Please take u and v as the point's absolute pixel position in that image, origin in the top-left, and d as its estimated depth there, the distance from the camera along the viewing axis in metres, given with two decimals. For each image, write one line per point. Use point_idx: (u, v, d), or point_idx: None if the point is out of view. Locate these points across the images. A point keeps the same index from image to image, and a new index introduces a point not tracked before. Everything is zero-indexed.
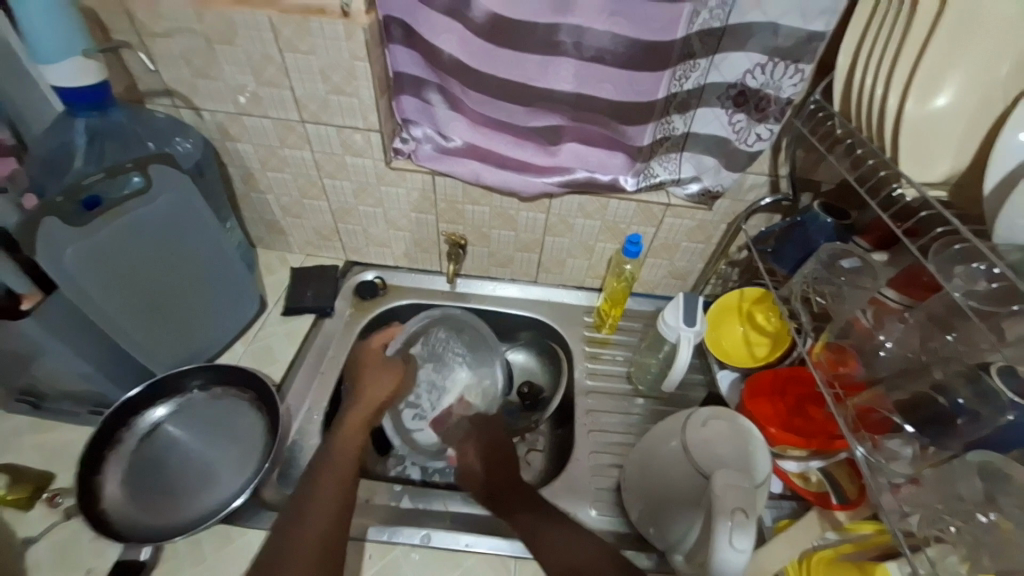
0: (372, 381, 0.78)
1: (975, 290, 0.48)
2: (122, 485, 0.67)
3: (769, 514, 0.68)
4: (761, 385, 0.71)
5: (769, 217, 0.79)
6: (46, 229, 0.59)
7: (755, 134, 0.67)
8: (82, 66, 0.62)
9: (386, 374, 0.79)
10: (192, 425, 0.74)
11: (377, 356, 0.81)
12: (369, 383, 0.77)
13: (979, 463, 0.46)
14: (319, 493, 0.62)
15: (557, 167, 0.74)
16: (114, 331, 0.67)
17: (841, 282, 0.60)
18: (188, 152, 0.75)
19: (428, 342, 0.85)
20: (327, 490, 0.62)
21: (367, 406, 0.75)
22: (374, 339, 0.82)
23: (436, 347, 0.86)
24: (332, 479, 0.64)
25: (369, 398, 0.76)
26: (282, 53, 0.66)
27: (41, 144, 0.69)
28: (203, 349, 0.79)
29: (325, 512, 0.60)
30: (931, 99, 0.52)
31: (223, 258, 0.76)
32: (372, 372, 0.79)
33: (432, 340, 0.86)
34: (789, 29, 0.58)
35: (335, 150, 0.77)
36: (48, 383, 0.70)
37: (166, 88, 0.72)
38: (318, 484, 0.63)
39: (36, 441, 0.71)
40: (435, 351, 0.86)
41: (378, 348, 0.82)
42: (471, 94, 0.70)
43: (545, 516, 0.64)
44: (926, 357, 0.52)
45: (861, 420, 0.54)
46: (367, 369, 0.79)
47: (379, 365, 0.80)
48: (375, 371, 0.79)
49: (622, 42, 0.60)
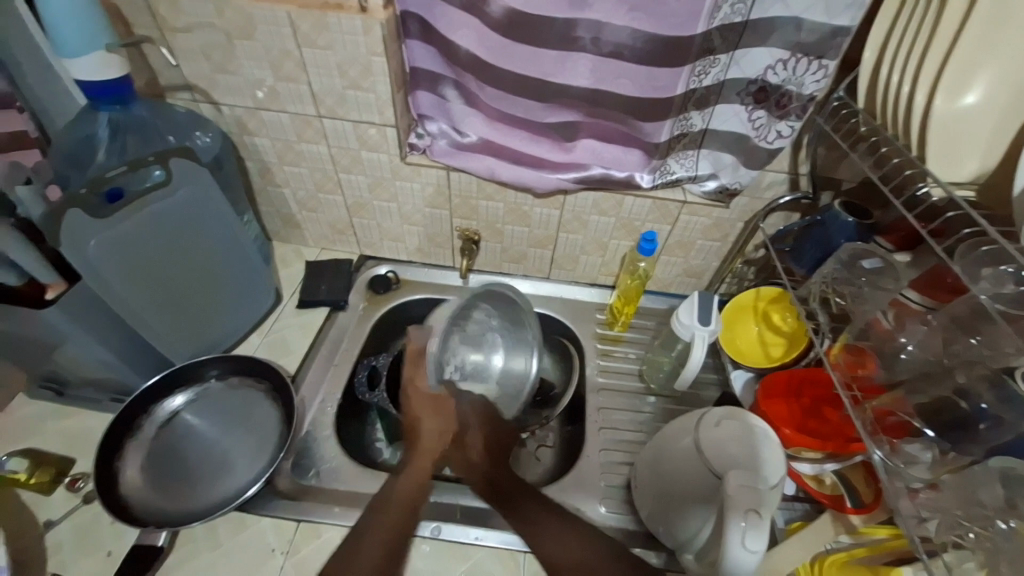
0: (428, 430, 0.73)
1: (1002, 293, 0.47)
2: (142, 471, 0.69)
3: (781, 515, 0.67)
4: (777, 387, 0.70)
5: (787, 216, 0.77)
6: (71, 220, 0.60)
7: (775, 131, 0.66)
8: (105, 61, 0.63)
9: (439, 417, 0.74)
10: (208, 414, 0.75)
11: (423, 396, 0.75)
12: (427, 432, 0.73)
13: (1000, 469, 0.45)
14: (377, 529, 0.61)
15: (572, 163, 0.74)
16: (135, 321, 0.68)
17: (862, 284, 0.59)
18: (207, 146, 0.76)
19: (465, 324, 0.79)
20: (386, 521, 0.61)
21: (429, 457, 0.71)
22: (413, 374, 0.75)
23: (474, 327, 0.81)
24: (393, 513, 0.63)
25: (427, 448, 0.72)
26: (300, 48, 0.66)
27: (65, 137, 0.70)
28: (221, 341, 0.81)
29: (384, 545, 0.59)
30: (960, 96, 0.51)
31: (240, 250, 0.77)
32: (427, 418, 0.74)
33: (468, 319, 0.80)
34: (813, 24, 0.57)
35: (351, 145, 0.77)
36: (71, 371, 0.71)
37: (186, 82, 0.73)
38: (380, 517, 0.62)
39: (58, 426, 0.73)
40: (470, 329, 0.80)
41: (420, 386, 0.75)
42: (487, 90, 0.69)
43: (543, 508, 0.63)
44: (948, 361, 0.52)
45: (879, 424, 0.52)
46: (420, 414, 0.74)
47: (430, 409, 0.74)
48: (428, 416, 0.74)
49: (641, 37, 0.60)
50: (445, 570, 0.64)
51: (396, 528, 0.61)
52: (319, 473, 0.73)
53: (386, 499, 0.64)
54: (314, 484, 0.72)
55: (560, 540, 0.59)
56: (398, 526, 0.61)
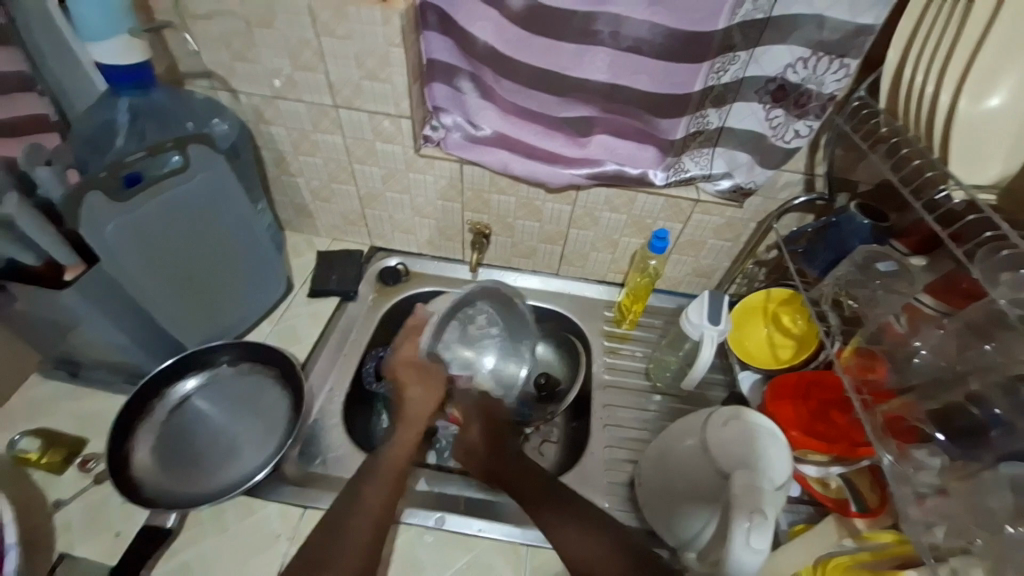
0: (413, 397, 0.75)
1: (1021, 298, 0.46)
2: (153, 453, 0.70)
3: (785, 518, 0.67)
4: (784, 389, 0.70)
5: (801, 217, 0.77)
6: (89, 204, 0.60)
7: (793, 130, 0.66)
8: (126, 45, 0.64)
9: (426, 385, 0.76)
10: (219, 399, 0.76)
11: (411, 365, 0.77)
12: (411, 400, 0.75)
13: (1012, 478, 0.44)
14: (363, 504, 0.62)
15: (586, 159, 0.74)
16: (149, 304, 0.69)
17: (876, 287, 0.59)
18: (225, 133, 0.77)
19: (462, 316, 0.82)
20: (374, 498, 0.62)
21: (415, 423, 0.73)
22: (404, 347, 0.78)
23: (470, 321, 0.83)
24: (385, 480, 0.65)
25: (414, 416, 0.74)
26: (319, 37, 0.66)
27: (85, 121, 0.71)
28: (232, 326, 0.82)
29: (372, 520, 0.61)
30: (985, 99, 0.50)
31: (255, 236, 0.78)
32: (414, 386, 0.76)
33: (468, 314, 0.83)
34: (835, 23, 0.56)
35: (366, 136, 0.77)
36: (85, 353, 0.72)
37: (206, 70, 0.74)
38: (369, 480, 0.64)
39: (71, 407, 0.74)
40: (467, 324, 0.83)
41: (409, 357, 0.78)
42: (504, 83, 0.69)
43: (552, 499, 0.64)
44: (962, 366, 0.51)
45: (890, 428, 0.53)
46: (405, 382, 0.76)
47: (416, 377, 0.76)
48: (414, 383, 0.76)
49: (660, 32, 0.59)
50: (447, 561, 0.65)
51: (384, 505, 0.62)
52: (325, 461, 0.74)
53: (374, 473, 0.65)
54: (320, 472, 0.73)
55: (570, 536, 0.60)
56: (385, 503, 0.62)
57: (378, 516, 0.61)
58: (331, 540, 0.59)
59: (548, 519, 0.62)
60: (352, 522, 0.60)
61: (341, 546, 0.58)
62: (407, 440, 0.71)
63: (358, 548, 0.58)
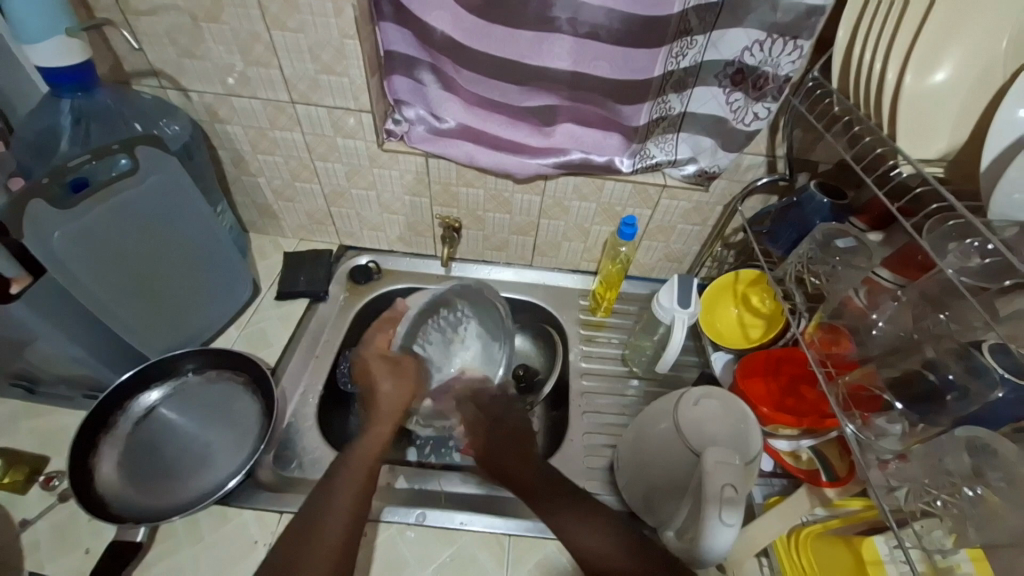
0: (386, 390, 0.76)
1: (968, 266, 0.49)
2: (119, 467, 0.68)
3: (760, 491, 0.69)
4: (754, 365, 0.72)
5: (765, 198, 0.78)
6: (34, 212, 0.57)
7: (752, 113, 0.66)
8: (65, 45, 0.61)
9: (398, 379, 0.78)
10: (187, 408, 0.74)
11: (384, 358, 0.79)
12: (386, 393, 0.76)
13: (966, 439, 0.46)
14: (334, 503, 0.61)
15: (552, 149, 0.73)
16: (104, 313, 0.66)
17: (835, 263, 0.60)
18: (176, 134, 0.74)
19: (442, 318, 0.83)
20: (343, 496, 0.62)
21: (389, 417, 0.73)
22: (379, 339, 0.80)
23: (446, 323, 0.84)
24: (355, 479, 0.64)
25: (389, 409, 0.74)
26: (269, 31, 0.64)
27: (27, 126, 0.67)
28: (196, 335, 0.79)
29: (342, 521, 0.59)
30: (929, 74, 0.51)
31: (216, 241, 0.76)
32: (386, 380, 0.77)
33: (450, 321, 0.84)
34: (788, 5, 0.56)
35: (327, 132, 0.75)
36: (41, 368, 0.69)
37: (152, 68, 0.71)
38: (339, 481, 0.63)
39: (31, 425, 0.71)
40: (449, 329, 0.84)
41: (382, 349, 0.80)
42: (464, 74, 0.69)
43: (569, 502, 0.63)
44: (918, 335, 0.53)
45: (853, 398, 0.54)
46: (378, 375, 0.77)
47: (389, 371, 0.78)
48: (386, 376, 0.77)
49: (617, 17, 0.60)
50: (430, 556, 0.64)
51: (355, 503, 0.62)
52: (302, 464, 0.72)
53: (344, 470, 0.65)
54: (297, 476, 0.71)
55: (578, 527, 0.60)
56: (356, 506, 0.61)
57: (349, 521, 0.60)
58: (301, 542, 0.58)
59: (551, 508, 0.62)
60: (323, 524, 0.59)
61: (309, 548, 0.57)
62: (381, 435, 0.71)
63: (329, 548, 0.57)
